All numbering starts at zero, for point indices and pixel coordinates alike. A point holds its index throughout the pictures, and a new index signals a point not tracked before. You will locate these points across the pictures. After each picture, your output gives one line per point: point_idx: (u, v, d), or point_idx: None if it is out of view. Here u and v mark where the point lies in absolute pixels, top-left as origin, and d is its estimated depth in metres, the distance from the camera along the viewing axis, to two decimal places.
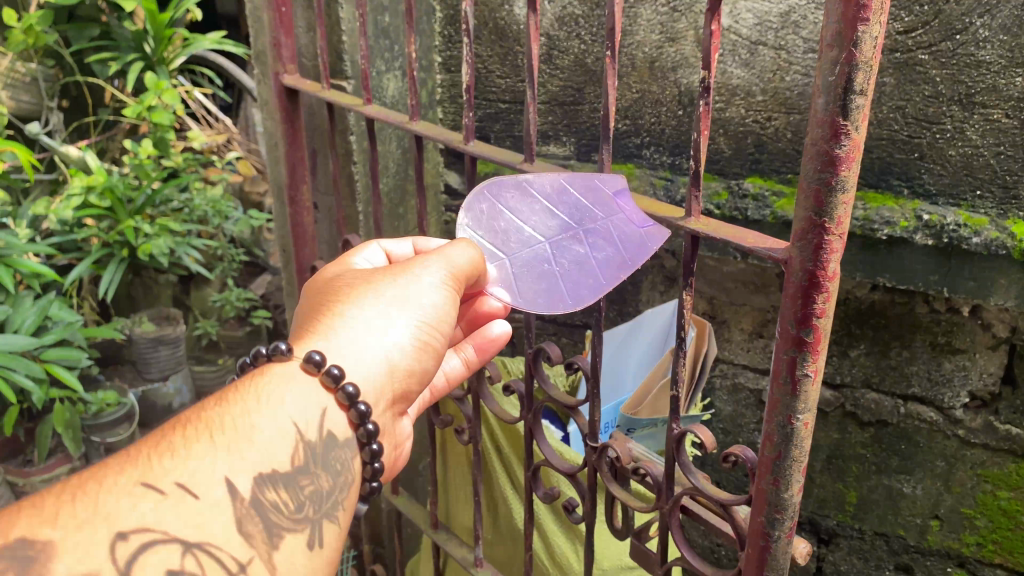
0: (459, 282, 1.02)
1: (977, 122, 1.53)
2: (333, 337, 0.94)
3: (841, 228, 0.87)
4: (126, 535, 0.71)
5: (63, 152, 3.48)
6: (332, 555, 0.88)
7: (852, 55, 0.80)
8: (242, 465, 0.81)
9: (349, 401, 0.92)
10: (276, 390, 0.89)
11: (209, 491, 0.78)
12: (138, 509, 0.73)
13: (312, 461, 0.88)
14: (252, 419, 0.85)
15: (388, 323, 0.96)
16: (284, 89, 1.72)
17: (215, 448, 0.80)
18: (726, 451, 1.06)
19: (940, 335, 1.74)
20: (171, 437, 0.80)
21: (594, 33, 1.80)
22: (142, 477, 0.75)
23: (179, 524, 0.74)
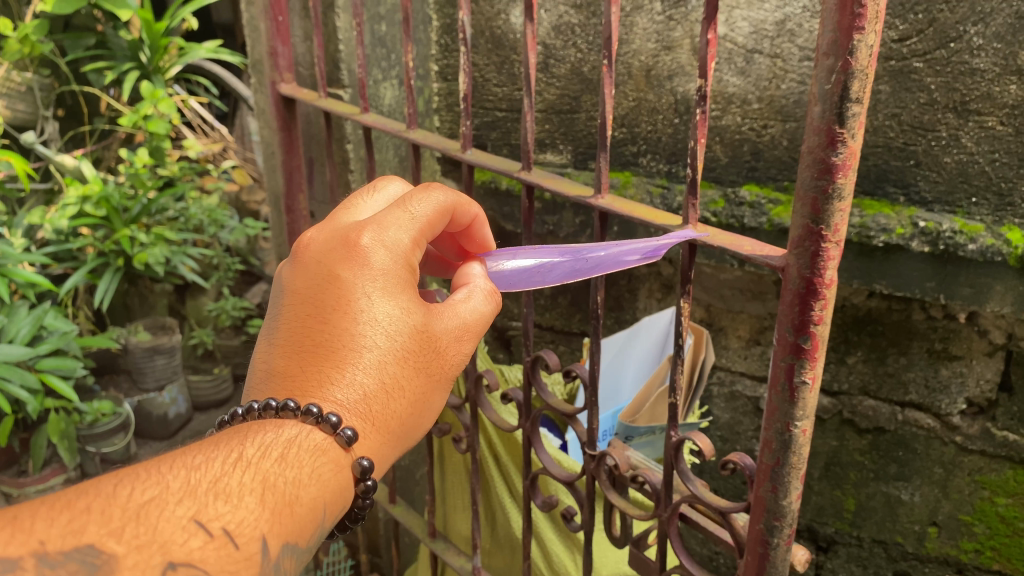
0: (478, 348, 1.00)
1: (972, 129, 1.54)
2: (372, 419, 0.87)
3: (838, 235, 0.87)
4: (176, 567, 0.65)
5: (58, 161, 3.46)
6: None
7: (848, 63, 0.80)
8: (283, 530, 0.75)
9: (360, 474, 0.85)
10: (319, 472, 0.82)
11: (251, 543, 0.71)
12: (191, 547, 0.66)
13: (319, 540, 0.82)
14: (298, 483, 0.79)
15: (418, 403, 0.92)
16: (281, 98, 1.72)
17: (265, 507, 0.74)
18: (725, 458, 1.06)
19: (937, 341, 1.74)
20: (229, 478, 0.74)
21: (590, 42, 1.81)
22: (200, 514, 0.69)
23: (219, 572, 0.68)
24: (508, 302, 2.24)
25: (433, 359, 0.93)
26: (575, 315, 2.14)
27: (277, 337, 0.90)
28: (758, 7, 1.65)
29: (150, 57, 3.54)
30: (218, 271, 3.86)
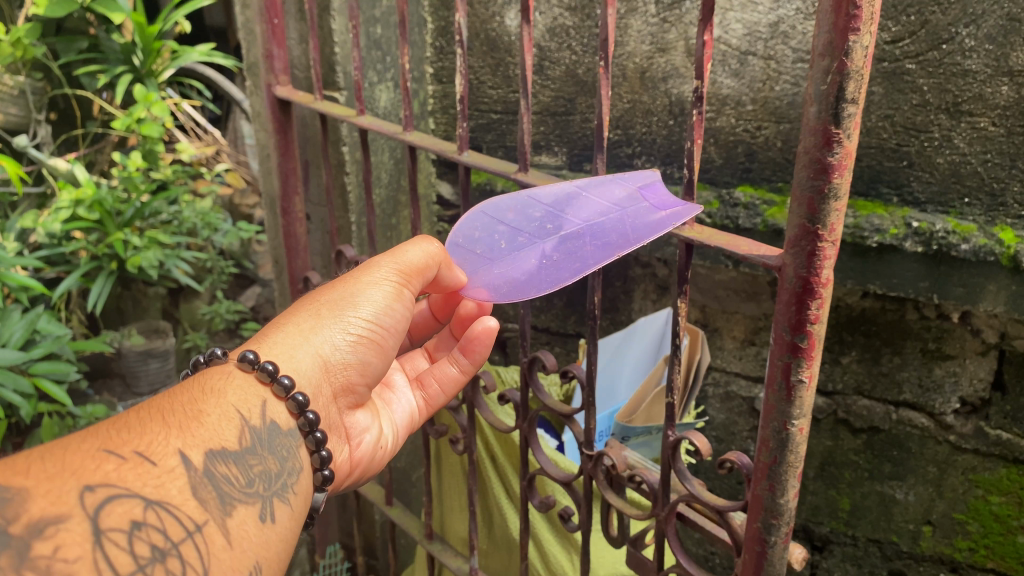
0: (411, 281, 1.05)
1: (964, 130, 1.55)
2: (276, 343, 0.97)
3: (834, 234, 0.88)
4: (93, 487, 0.70)
5: (51, 165, 3.46)
6: (282, 534, 0.86)
7: (844, 64, 0.81)
8: (195, 441, 0.81)
9: (285, 393, 0.93)
10: (221, 389, 0.90)
11: (166, 458, 0.77)
12: (103, 470, 0.72)
13: (258, 444, 0.88)
14: (199, 406, 0.86)
15: (326, 326, 1.00)
16: (277, 100, 1.73)
17: (169, 426, 0.81)
18: (722, 457, 1.06)
19: (931, 341, 1.75)
20: (126, 417, 0.80)
21: (585, 44, 1.81)
22: (104, 444, 0.75)
23: (140, 484, 0.73)
24: (504, 303, 2.24)
25: (340, 292, 1.03)
26: (571, 316, 2.15)
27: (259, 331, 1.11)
28: (752, 9, 1.66)
29: (144, 60, 3.54)
30: (212, 275, 3.86)
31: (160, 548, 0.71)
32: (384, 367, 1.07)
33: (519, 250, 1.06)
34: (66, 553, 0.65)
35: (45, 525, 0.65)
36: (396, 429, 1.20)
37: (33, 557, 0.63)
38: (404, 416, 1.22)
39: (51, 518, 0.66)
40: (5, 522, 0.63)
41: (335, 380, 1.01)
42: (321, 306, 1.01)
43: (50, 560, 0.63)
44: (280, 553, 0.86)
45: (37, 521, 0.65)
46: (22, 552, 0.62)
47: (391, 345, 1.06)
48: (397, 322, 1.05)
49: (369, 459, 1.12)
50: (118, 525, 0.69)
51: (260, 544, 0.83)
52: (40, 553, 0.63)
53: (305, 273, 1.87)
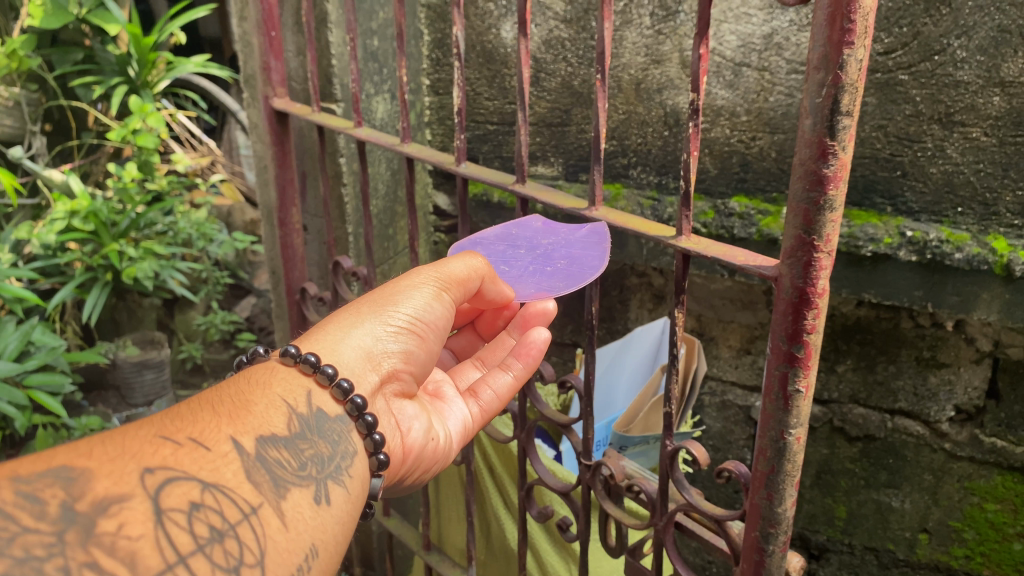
0: (452, 287, 1.04)
1: (957, 140, 1.56)
2: (318, 338, 0.94)
3: (830, 245, 0.89)
4: (152, 469, 0.68)
5: (46, 176, 3.45)
6: (341, 518, 0.82)
7: (838, 77, 0.82)
8: (246, 428, 0.79)
9: (330, 381, 0.89)
10: (268, 381, 0.87)
11: (218, 444, 0.75)
12: (160, 454, 0.70)
13: (309, 429, 0.85)
14: (249, 396, 0.84)
15: (367, 321, 0.97)
16: (274, 112, 1.73)
17: (219, 415, 0.79)
18: (720, 467, 1.07)
19: (926, 349, 1.76)
20: (178, 407, 0.78)
21: (581, 56, 1.83)
22: (159, 431, 0.73)
23: (195, 468, 0.71)
24: None
25: (381, 292, 1.01)
26: (567, 326, 2.16)
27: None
28: (746, 21, 1.67)
29: (139, 72, 3.53)
30: (207, 285, 3.85)
31: (218, 529, 0.68)
32: (428, 362, 1.04)
33: (514, 273, 1.14)
34: (130, 531, 0.62)
35: (108, 503, 0.63)
36: (448, 438, 1.12)
37: (98, 534, 0.60)
38: (457, 427, 1.15)
39: (114, 497, 0.63)
40: (71, 499, 0.61)
41: (381, 371, 0.96)
42: (362, 304, 1.00)
43: (115, 537, 0.61)
44: (341, 537, 0.82)
45: (101, 501, 0.63)
46: (87, 528, 0.60)
47: (433, 340, 1.03)
48: (440, 319, 1.03)
49: (421, 448, 1.05)
50: (177, 505, 0.66)
51: (317, 528, 0.79)
52: (104, 530, 0.61)
53: (302, 283, 1.88)
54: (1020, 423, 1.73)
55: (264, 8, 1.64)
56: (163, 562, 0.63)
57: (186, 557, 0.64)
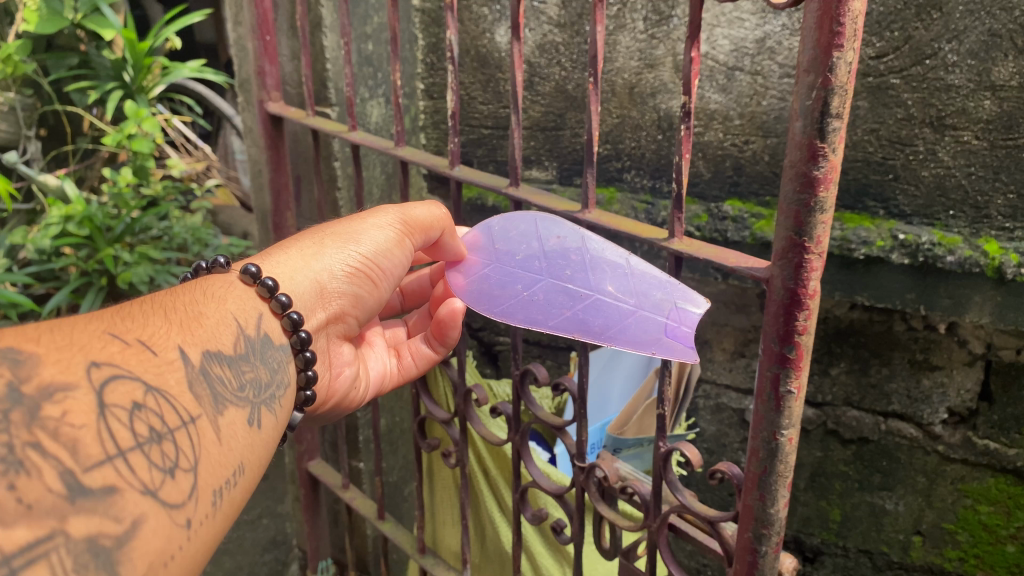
0: (414, 231, 1.17)
1: (949, 144, 1.57)
2: (279, 265, 1.09)
3: (821, 247, 0.90)
4: (99, 364, 0.75)
5: (41, 181, 3.45)
6: (266, 438, 0.93)
7: (828, 80, 0.82)
8: (193, 341, 0.88)
9: (281, 310, 1.03)
10: (229, 295, 1.00)
11: (166, 351, 0.84)
12: (108, 350, 0.77)
13: (251, 352, 0.97)
14: (199, 309, 0.95)
15: (328, 255, 1.12)
16: (269, 117, 1.74)
17: (170, 324, 0.88)
18: (713, 468, 1.07)
19: (918, 352, 1.76)
20: (130, 308, 0.87)
21: (574, 61, 1.84)
22: (109, 328, 0.80)
23: (141, 370, 0.79)
24: (495, 317, 2.25)
25: (345, 228, 1.15)
26: (562, 330, 2.16)
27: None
28: (739, 25, 1.68)
29: (134, 77, 3.51)
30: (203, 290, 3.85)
31: (156, 430, 0.76)
32: (373, 304, 1.19)
33: (523, 271, 1.11)
34: (74, 419, 0.69)
35: (55, 390, 0.69)
36: (368, 379, 1.31)
37: (43, 417, 0.67)
38: (378, 371, 1.33)
39: (61, 384, 0.70)
40: (19, 380, 0.67)
41: (329, 307, 1.12)
42: (325, 237, 1.14)
43: (58, 422, 0.68)
44: (263, 456, 0.93)
45: (48, 386, 0.69)
46: (32, 411, 0.66)
47: (382, 284, 1.18)
48: (393, 264, 1.17)
49: (346, 391, 1.25)
50: (120, 403, 0.74)
51: (245, 448, 0.89)
52: (49, 415, 0.67)
53: None
54: (1012, 425, 1.74)
55: (259, 12, 1.64)
56: (103, 453, 0.70)
57: (125, 451, 0.72)
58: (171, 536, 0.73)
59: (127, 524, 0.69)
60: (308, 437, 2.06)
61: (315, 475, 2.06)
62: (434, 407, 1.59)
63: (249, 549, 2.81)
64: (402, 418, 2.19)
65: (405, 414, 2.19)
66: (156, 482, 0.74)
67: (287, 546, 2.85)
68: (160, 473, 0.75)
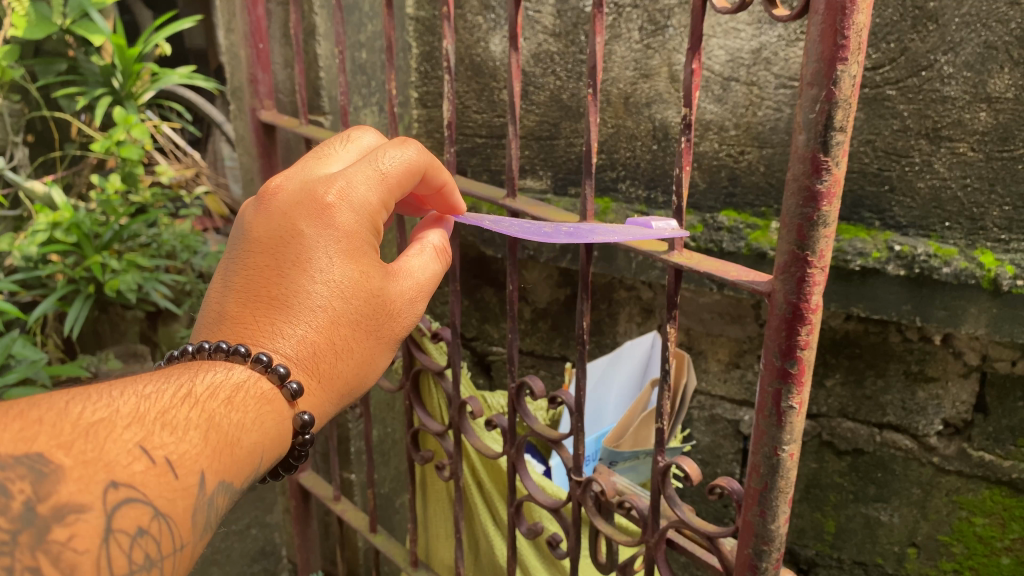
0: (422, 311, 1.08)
1: (944, 155, 1.57)
2: (308, 370, 0.95)
3: (823, 261, 0.89)
4: (118, 485, 0.71)
5: (28, 187, 3.37)
6: None
7: (832, 93, 0.81)
8: (218, 468, 0.82)
9: (299, 427, 0.94)
10: (272, 428, 0.90)
11: (189, 476, 0.78)
12: (132, 470, 0.73)
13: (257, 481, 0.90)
14: (242, 425, 0.87)
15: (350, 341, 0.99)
16: (262, 125, 1.72)
17: (205, 443, 0.81)
18: (712, 483, 1.05)
19: (914, 363, 1.76)
20: (174, 407, 0.81)
21: (569, 70, 1.83)
22: (143, 440, 0.75)
23: (157, 494, 0.75)
24: (488, 327, 2.24)
25: (377, 311, 1.01)
26: (555, 339, 2.15)
27: (231, 280, 0.98)
28: (735, 36, 1.68)
29: (123, 82, 3.48)
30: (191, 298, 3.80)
31: (151, 558, 0.74)
32: None
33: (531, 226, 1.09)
34: (78, 544, 0.67)
35: (68, 512, 0.67)
36: None
37: (49, 542, 0.66)
38: None
39: (76, 506, 0.68)
40: (36, 498, 0.66)
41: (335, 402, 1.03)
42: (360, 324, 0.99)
43: (63, 547, 0.66)
44: None
45: (64, 505, 0.67)
46: (40, 534, 0.65)
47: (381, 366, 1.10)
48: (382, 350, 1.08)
49: None
50: (127, 528, 0.71)
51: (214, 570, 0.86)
52: (56, 538, 0.66)
53: None
54: (1008, 436, 1.73)
55: (252, 19, 1.63)
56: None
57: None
58: None
59: None
60: None
61: (307, 487, 2.04)
62: (427, 418, 1.58)
63: (237, 560, 2.77)
64: (393, 429, 2.17)
65: (396, 425, 2.17)
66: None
67: (275, 557, 2.80)
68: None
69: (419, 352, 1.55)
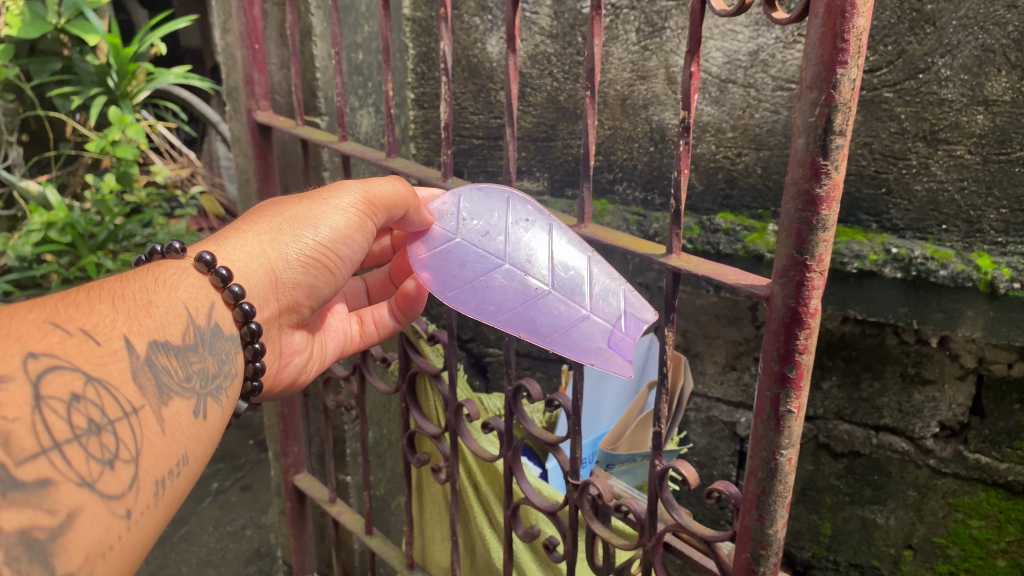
0: (376, 210, 1.11)
1: (941, 157, 1.57)
2: (230, 250, 1.03)
3: (822, 265, 0.88)
4: (36, 355, 0.75)
5: (23, 187, 3.37)
6: (214, 432, 0.93)
7: (831, 97, 0.81)
8: (141, 330, 0.87)
9: (234, 301, 1.00)
10: (193, 292, 0.97)
11: (111, 340, 0.83)
12: (47, 340, 0.77)
13: (201, 343, 0.95)
14: (150, 296, 0.92)
15: (284, 241, 1.06)
16: (257, 126, 1.71)
17: (118, 311, 0.86)
18: (709, 487, 1.05)
19: (910, 366, 1.75)
20: (79, 293, 0.86)
21: (566, 71, 1.82)
22: (51, 317, 0.80)
23: (82, 360, 0.78)
24: (484, 328, 2.24)
25: (303, 209, 1.08)
26: None
27: None
28: (732, 37, 1.68)
29: (118, 82, 3.43)
30: None
31: (95, 423, 0.76)
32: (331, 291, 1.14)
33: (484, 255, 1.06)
34: (6, 412, 0.70)
35: None
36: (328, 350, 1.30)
37: None
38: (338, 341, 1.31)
39: None
40: None
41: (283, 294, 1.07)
42: (282, 221, 1.07)
43: None
44: (208, 450, 0.92)
45: None
46: None
47: (342, 269, 1.12)
48: (352, 249, 1.11)
49: (293, 378, 1.22)
50: (57, 395, 0.74)
51: (191, 437, 0.88)
52: None
53: None
54: (1004, 439, 1.73)
55: (247, 20, 1.62)
56: (38, 445, 0.71)
57: (61, 443, 0.73)
58: (109, 528, 0.75)
59: (60, 516, 0.70)
60: (295, 450, 2.03)
61: (302, 489, 2.03)
62: (423, 421, 1.57)
63: (232, 562, 2.76)
64: (390, 431, 2.17)
65: (392, 427, 2.17)
66: (94, 475, 0.75)
67: (270, 558, 2.79)
68: (99, 465, 0.75)
69: (414, 354, 1.54)
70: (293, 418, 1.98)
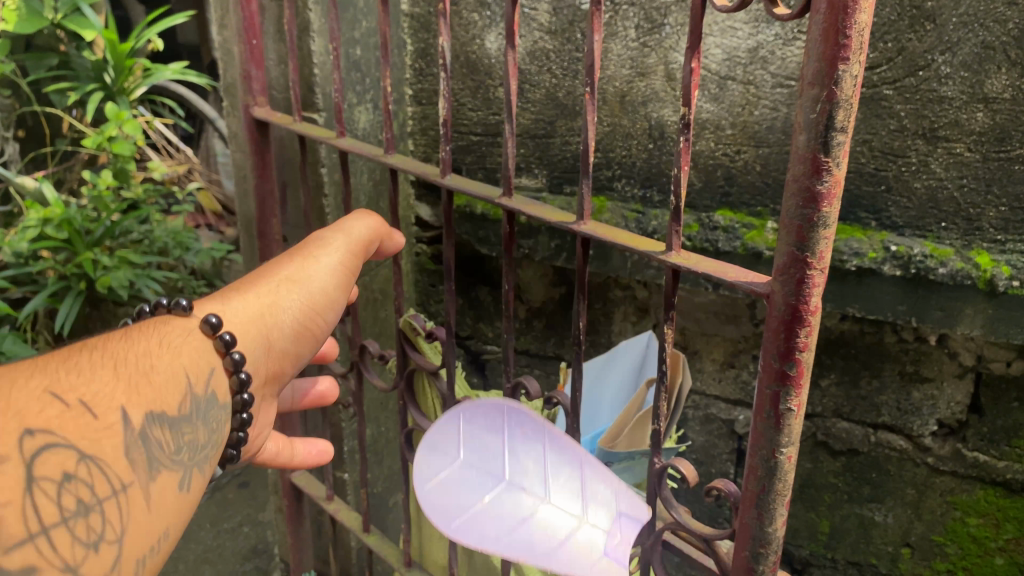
0: (357, 252, 1.24)
1: (940, 155, 1.56)
2: (233, 310, 1.08)
3: (823, 263, 0.88)
4: (33, 431, 0.75)
5: (19, 183, 3.36)
6: (194, 504, 0.94)
7: (833, 93, 0.81)
8: (138, 402, 0.87)
9: (225, 349, 1.03)
10: (190, 355, 0.99)
11: (108, 413, 0.83)
12: (46, 415, 0.77)
13: (194, 414, 0.96)
14: (151, 361, 0.93)
15: (283, 304, 1.12)
16: (254, 122, 1.70)
17: (117, 380, 0.86)
18: (708, 485, 1.04)
19: (909, 364, 1.76)
20: (78, 356, 0.86)
21: (565, 68, 1.81)
22: (51, 384, 0.80)
23: (79, 436, 0.79)
24: (482, 326, 2.23)
25: (297, 271, 1.16)
26: (550, 338, 2.15)
27: None
28: (731, 34, 1.67)
29: (115, 78, 3.42)
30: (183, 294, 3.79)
31: (85, 503, 0.77)
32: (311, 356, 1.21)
33: None
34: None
35: None
36: None
37: None
38: None
39: None
40: None
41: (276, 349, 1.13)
42: (277, 284, 1.13)
43: None
44: (187, 519, 0.93)
45: None
46: None
47: (323, 334, 1.21)
48: (335, 308, 1.21)
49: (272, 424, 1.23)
50: (50, 475, 0.74)
51: (172, 513, 0.89)
52: None
53: None
54: (1002, 437, 1.73)
55: (245, 15, 1.61)
56: (25, 531, 0.71)
57: (49, 528, 0.73)
58: None
59: None
60: None
61: (299, 486, 2.02)
62: (421, 418, 1.56)
63: (229, 559, 2.75)
64: (387, 428, 2.16)
65: (390, 424, 2.17)
66: (78, 558, 0.75)
67: (267, 555, 2.78)
68: (83, 548, 0.76)
69: (412, 351, 1.53)
70: (290, 415, 1.97)
